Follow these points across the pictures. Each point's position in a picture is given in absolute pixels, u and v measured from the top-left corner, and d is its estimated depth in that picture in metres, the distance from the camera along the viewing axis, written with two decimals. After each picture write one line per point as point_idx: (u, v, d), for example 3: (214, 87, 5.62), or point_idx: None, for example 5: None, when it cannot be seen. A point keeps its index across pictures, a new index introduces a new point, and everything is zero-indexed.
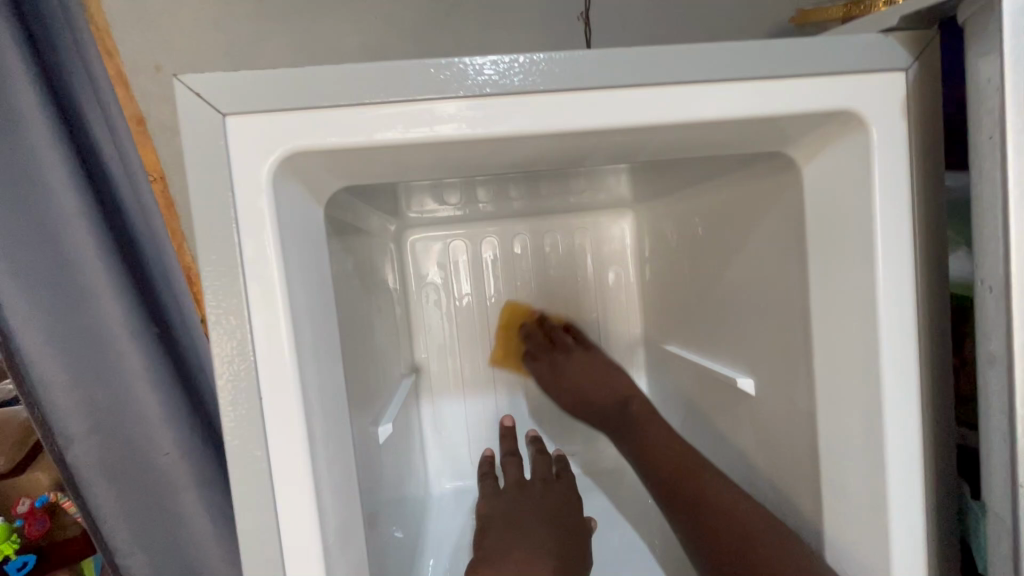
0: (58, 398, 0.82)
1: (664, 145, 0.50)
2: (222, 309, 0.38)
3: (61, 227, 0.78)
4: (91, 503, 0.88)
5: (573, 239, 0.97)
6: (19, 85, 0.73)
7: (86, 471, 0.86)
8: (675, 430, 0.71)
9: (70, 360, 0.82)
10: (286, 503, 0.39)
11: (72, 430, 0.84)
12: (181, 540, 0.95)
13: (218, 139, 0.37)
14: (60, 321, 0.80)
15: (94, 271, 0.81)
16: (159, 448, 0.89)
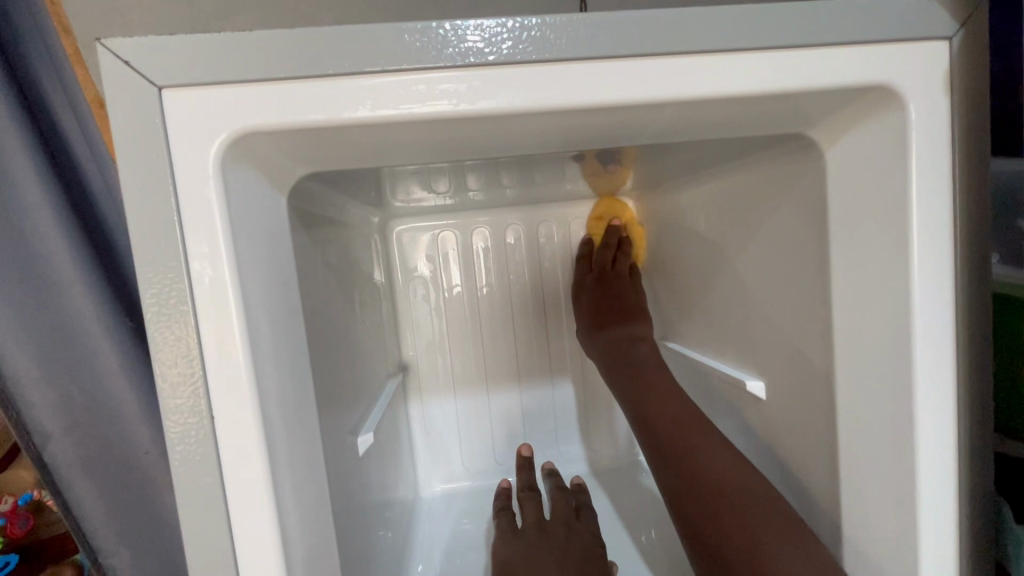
0: (31, 395, 0.77)
1: (670, 126, 0.44)
2: (164, 316, 0.33)
3: (22, 215, 0.72)
4: (72, 500, 0.82)
5: (569, 230, 0.92)
6: None
7: (66, 471, 0.81)
8: (687, 412, 0.58)
9: (41, 357, 0.76)
10: (244, 536, 0.34)
11: (48, 429, 0.78)
12: (168, 541, 0.90)
13: (154, 117, 0.32)
14: (29, 308, 0.74)
15: (63, 261, 0.75)
16: (138, 446, 0.84)
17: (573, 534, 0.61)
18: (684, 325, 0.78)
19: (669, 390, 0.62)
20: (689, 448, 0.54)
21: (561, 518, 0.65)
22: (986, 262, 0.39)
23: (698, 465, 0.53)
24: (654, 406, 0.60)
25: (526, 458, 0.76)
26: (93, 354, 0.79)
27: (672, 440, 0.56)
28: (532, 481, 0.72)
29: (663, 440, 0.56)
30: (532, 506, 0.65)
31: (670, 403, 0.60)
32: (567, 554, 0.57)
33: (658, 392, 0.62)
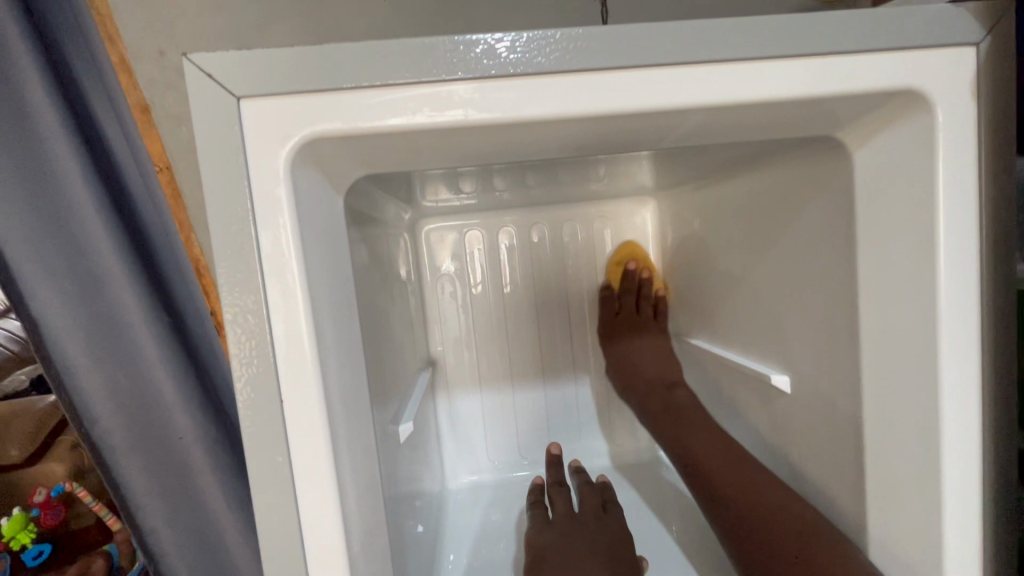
0: (82, 380, 0.81)
1: (704, 128, 0.46)
2: (239, 308, 0.36)
3: (72, 214, 0.76)
4: (119, 479, 0.86)
5: (592, 228, 0.94)
6: (24, 68, 0.70)
7: (114, 451, 0.85)
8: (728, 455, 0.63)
9: (91, 347, 0.80)
10: (309, 513, 0.37)
11: (97, 413, 0.83)
12: (206, 522, 0.94)
13: (232, 124, 0.35)
14: (80, 300, 0.78)
15: (107, 258, 0.78)
16: (175, 433, 0.88)
17: (602, 524, 0.64)
18: (708, 322, 0.80)
19: (711, 433, 0.67)
20: (725, 483, 0.60)
21: (590, 510, 0.67)
22: (1011, 259, 0.40)
23: (738, 497, 0.58)
24: (691, 453, 0.66)
25: (554, 457, 0.79)
26: (136, 346, 0.83)
27: (713, 485, 0.61)
28: (561, 477, 0.75)
29: (709, 472, 0.62)
30: (563, 500, 0.69)
31: (703, 443, 0.66)
32: (599, 541, 0.61)
33: (701, 436, 0.67)
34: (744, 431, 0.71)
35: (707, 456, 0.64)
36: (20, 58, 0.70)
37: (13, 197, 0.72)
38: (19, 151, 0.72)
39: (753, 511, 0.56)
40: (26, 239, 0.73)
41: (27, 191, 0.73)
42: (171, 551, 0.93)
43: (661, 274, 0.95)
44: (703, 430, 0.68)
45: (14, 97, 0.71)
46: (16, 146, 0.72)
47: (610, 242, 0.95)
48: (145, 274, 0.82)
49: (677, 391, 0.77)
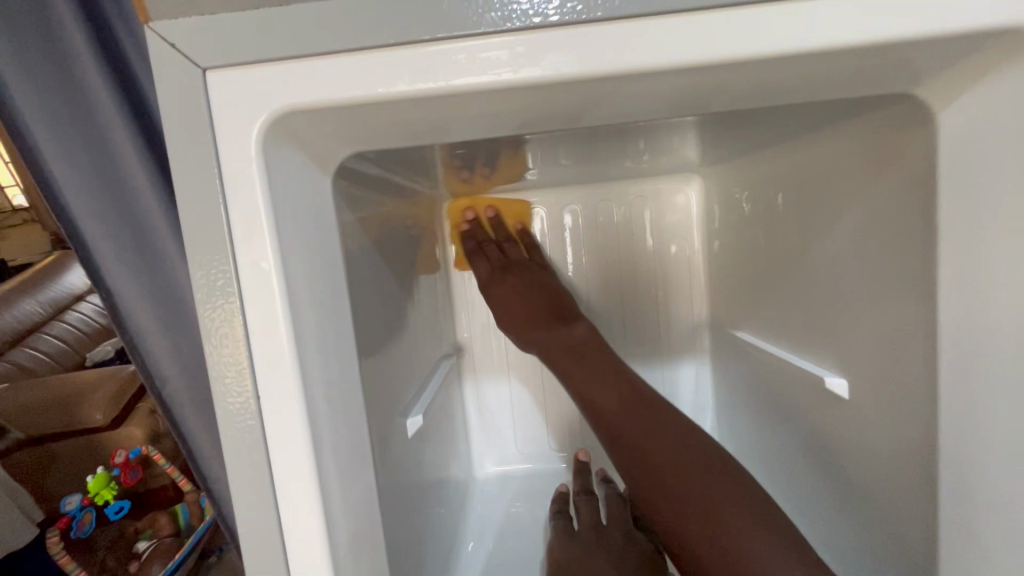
0: (152, 351, 0.74)
1: (747, 89, 0.39)
2: (213, 300, 0.33)
3: (126, 179, 0.65)
4: (195, 447, 0.82)
5: (631, 209, 0.87)
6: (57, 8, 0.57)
7: (185, 421, 0.80)
8: (638, 403, 0.54)
9: (159, 320, 0.73)
10: (291, 517, 0.35)
11: (168, 384, 0.77)
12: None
13: (198, 101, 0.32)
14: (147, 275, 0.70)
15: (165, 229, 0.68)
16: None
17: (631, 540, 0.59)
18: (756, 313, 0.71)
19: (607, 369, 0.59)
20: (637, 431, 0.52)
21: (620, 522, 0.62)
22: None
23: (644, 447, 0.51)
24: (592, 390, 0.57)
25: (582, 464, 0.75)
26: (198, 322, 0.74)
27: (622, 430, 0.52)
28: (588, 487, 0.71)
29: (617, 435, 0.53)
30: (590, 512, 0.65)
31: (612, 389, 0.56)
32: (627, 559, 0.55)
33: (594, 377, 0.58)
34: (794, 435, 0.64)
35: (614, 399, 0.55)
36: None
37: (68, 153, 0.61)
38: (62, 103, 0.60)
39: (668, 465, 0.49)
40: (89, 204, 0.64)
41: (79, 158, 0.62)
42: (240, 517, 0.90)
43: (707, 258, 0.87)
44: (616, 370, 0.59)
45: (51, 44, 0.58)
46: (61, 95, 0.60)
47: (650, 223, 0.88)
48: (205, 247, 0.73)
49: (575, 324, 0.68)
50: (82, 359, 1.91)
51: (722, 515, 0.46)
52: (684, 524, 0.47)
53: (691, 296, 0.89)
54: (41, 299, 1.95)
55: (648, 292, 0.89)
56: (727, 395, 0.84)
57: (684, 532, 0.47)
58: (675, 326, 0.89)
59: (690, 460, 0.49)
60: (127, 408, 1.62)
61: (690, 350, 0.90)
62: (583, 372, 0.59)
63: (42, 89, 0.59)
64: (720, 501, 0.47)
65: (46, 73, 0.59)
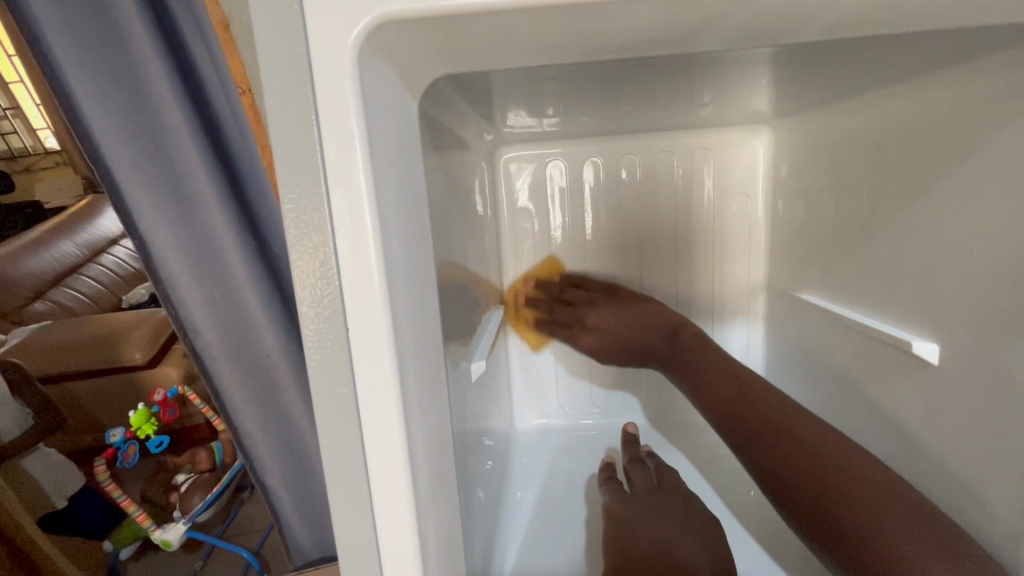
0: (184, 295, 0.84)
1: (880, 10, 0.35)
2: (303, 223, 0.32)
3: (166, 134, 0.74)
4: (218, 388, 0.92)
5: (692, 161, 0.82)
6: None
7: (215, 364, 0.90)
8: (739, 399, 0.64)
9: (189, 267, 0.82)
10: (376, 451, 0.35)
11: (198, 328, 0.87)
12: (294, 434, 1.00)
13: (291, 3, 0.29)
14: (181, 225, 0.79)
15: (200, 180, 0.77)
16: (264, 348, 0.90)
17: (690, 504, 0.59)
18: (826, 275, 0.68)
19: (712, 368, 0.70)
20: (749, 416, 0.61)
21: (674, 485, 0.62)
22: None
23: (754, 427, 0.60)
24: (704, 381, 0.69)
25: (632, 436, 0.75)
26: (228, 266, 0.84)
27: (739, 428, 0.61)
28: (637, 455, 0.71)
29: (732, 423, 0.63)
30: (642, 477, 0.65)
31: (721, 388, 0.67)
32: (689, 525, 0.56)
33: (707, 377, 0.69)
34: (861, 400, 0.62)
35: (727, 401, 0.65)
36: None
37: (116, 117, 0.70)
38: (111, 64, 0.68)
39: (778, 453, 0.56)
40: (130, 159, 0.72)
41: (123, 116, 0.70)
42: (264, 455, 1.00)
43: (769, 217, 0.82)
44: (725, 368, 0.69)
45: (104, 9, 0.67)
46: (109, 60, 0.68)
47: (711, 177, 0.83)
48: (234, 199, 0.82)
49: (679, 335, 0.76)
50: (118, 301, 1.93)
51: (835, 479, 0.51)
52: (801, 497, 0.52)
53: (748, 257, 0.85)
54: (78, 240, 2.00)
55: (702, 250, 0.85)
56: (780, 360, 0.81)
57: (807, 511, 0.52)
58: (729, 286, 0.86)
59: (787, 428, 0.58)
60: (163, 351, 1.67)
61: (743, 313, 0.87)
62: (700, 373, 0.70)
63: (91, 52, 0.66)
64: (833, 473, 0.52)
65: (96, 40, 0.67)
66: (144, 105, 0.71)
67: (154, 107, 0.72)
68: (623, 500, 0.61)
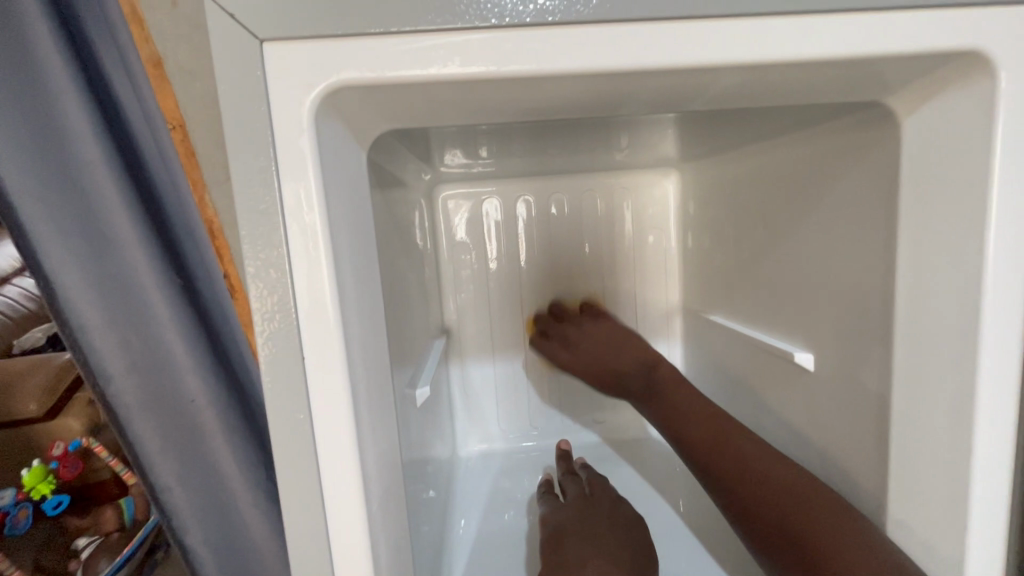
0: (94, 337, 0.80)
1: (740, 89, 0.44)
2: (261, 261, 0.35)
3: (82, 169, 0.74)
4: (134, 437, 0.87)
5: (613, 199, 0.92)
6: (39, 34, 0.69)
7: (129, 412, 0.86)
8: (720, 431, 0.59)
9: (103, 309, 0.79)
10: (329, 474, 0.37)
11: (109, 373, 0.83)
12: (218, 485, 0.95)
13: (256, 70, 0.33)
14: (95, 266, 0.77)
15: (119, 218, 0.77)
16: (188, 392, 0.87)
17: (617, 502, 0.65)
18: (726, 298, 0.78)
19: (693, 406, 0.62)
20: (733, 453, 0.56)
21: (602, 488, 0.68)
22: None
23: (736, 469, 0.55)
24: (682, 430, 0.61)
25: (565, 452, 0.81)
26: (148, 307, 0.82)
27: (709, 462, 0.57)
28: (570, 468, 0.77)
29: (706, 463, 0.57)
30: (574, 486, 0.70)
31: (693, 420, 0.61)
32: (616, 520, 0.61)
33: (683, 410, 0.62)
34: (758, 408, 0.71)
35: (699, 431, 0.60)
36: (30, 8, 0.68)
37: (27, 158, 0.70)
38: (29, 108, 0.70)
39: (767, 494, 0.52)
40: (38, 196, 0.72)
41: (36, 158, 0.71)
42: (183, 509, 0.94)
43: (680, 249, 0.93)
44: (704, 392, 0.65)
45: (25, 59, 0.69)
46: (26, 105, 0.70)
47: (630, 213, 0.93)
48: (159, 239, 0.81)
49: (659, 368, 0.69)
50: (10, 346, 1.76)
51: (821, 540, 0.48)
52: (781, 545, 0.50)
53: (666, 283, 0.95)
54: None
55: (625, 278, 0.94)
56: (696, 377, 0.90)
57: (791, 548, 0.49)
58: (651, 311, 0.95)
59: (777, 481, 0.53)
60: (66, 399, 1.53)
61: (663, 335, 0.96)
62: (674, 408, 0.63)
63: (2, 93, 0.68)
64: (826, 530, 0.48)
65: (12, 83, 0.69)
66: (61, 148, 0.72)
67: (72, 149, 0.73)
68: (557, 509, 0.66)
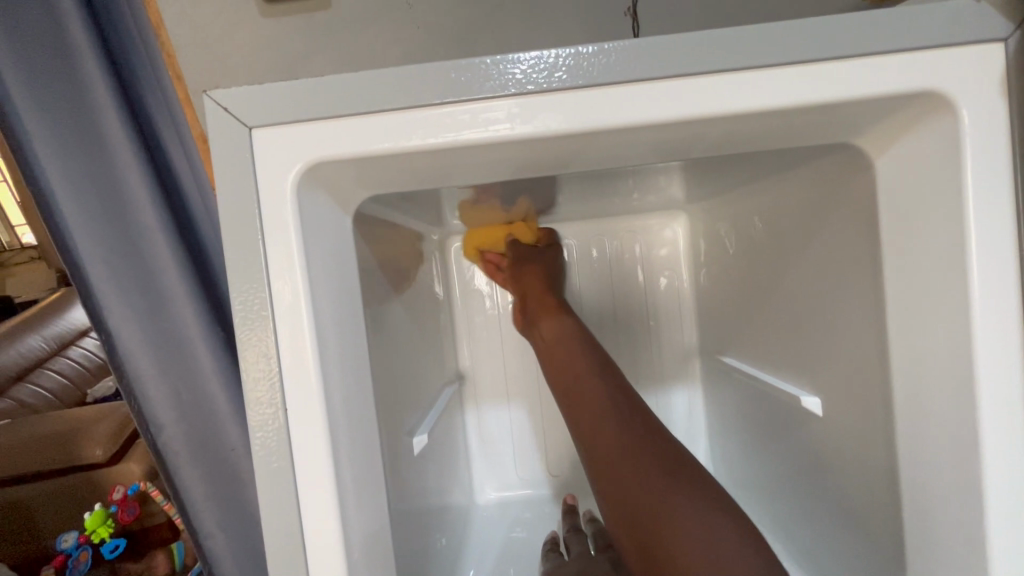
0: (149, 391, 0.87)
1: (707, 141, 0.45)
2: (250, 320, 0.38)
3: (143, 237, 0.82)
4: (181, 486, 0.93)
5: (622, 243, 0.93)
6: (110, 119, 0.77)
7: (177, 462, 0.91)
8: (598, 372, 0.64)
9: (158, 363, 0.86)
10: (311, 520, 0.39)
11: (161, 424, 0.89)
12: (253, 531, 1.00)
13: (246, 153, 0.38)
14: (151, 324, 0.85)
15: (173, 279, 0.85)
16: (229, 442, 0.93)
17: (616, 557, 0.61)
18: (738, 339, 0.76)
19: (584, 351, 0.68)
20: (595, 397, 0.60)
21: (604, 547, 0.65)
22: None
23: (602, 415, 0.59)
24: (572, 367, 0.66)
25: (571, 504, 0.79)
26: (195, 360, 0.89)
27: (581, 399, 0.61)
28: (575, 522, 0.75)
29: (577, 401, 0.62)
30: (579, 544, 0.68)
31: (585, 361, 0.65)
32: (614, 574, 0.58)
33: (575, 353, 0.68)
34: (776, 456, 0.67)
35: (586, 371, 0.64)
36: (103, 98, 0.77)
37: (98, 229, 0.79)
38: (101, 186, 0.78)
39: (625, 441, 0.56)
40: (106, 262, 0.80)
41: (106, 228, 0.79)
42: (223, 556, 0.99)
43: (694, 289, 0.92)
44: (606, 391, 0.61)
45: (99, 143, 0.78)
46: (99, 182, 0.78)
47: (640, 256, 0.93)
48: (205, 297, 0.89)
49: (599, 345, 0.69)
50: (83, 395, 1.94)
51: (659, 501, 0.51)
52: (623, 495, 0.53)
53: (682, 326, 0.93)
54: (45, 333, 1.98)
55: (640, 321, 0.93)
56: (718, 422, 0.87)
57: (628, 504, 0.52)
58: (668, 353, 0.93)
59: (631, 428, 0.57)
60: (126, 446, 1.63)
61: (681, 378, 0.93)
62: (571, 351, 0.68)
63: (82, 173, 0.76)
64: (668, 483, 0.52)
65: (87, 164, 0.77)
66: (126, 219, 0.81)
67: (135, 219, 0.81)
68: (559, 567, 0.64)
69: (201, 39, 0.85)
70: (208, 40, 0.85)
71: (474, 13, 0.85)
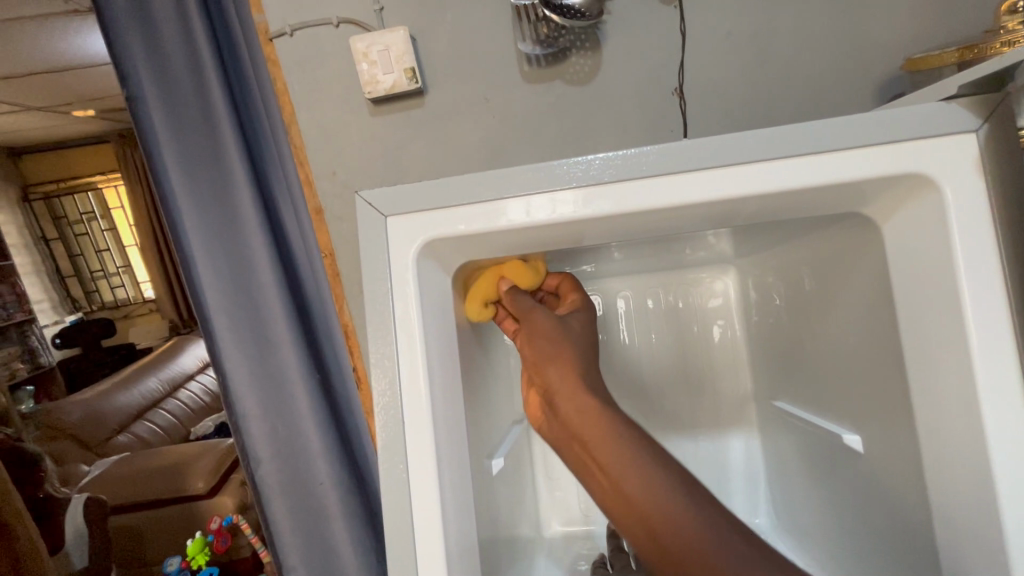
0: (252, 425, 1.06)
1: (738, 212, 0.55)
2: (381, 354, 0.52)
3: (261, 295, 1.02)
4: (271, 510, 1.09)
5: (677, 294, 0.99)
6: (244, 203, 0.99)
7: (270, 488, 1.08)
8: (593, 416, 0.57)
9: (261, 400, 1.05)
10: (419, 512, 0.51)
11: (259, 454, 1.07)
12: (331, 560, 1.12)
13: (382, 233, 0.52)
14: (259, 367, 1.04)
15: (280, 329, 1.03)
16: (316, 475, 1.07)
17: None
18: (788, 382, 0.80)
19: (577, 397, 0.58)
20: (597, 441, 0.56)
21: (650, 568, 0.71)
22: None
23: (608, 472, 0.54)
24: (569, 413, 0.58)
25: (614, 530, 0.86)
26: (293, 400, 1.05)
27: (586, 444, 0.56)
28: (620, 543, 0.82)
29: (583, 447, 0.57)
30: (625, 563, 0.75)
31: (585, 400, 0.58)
32: None
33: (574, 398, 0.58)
34: (829, 495, 0.71)
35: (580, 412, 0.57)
36: (240, 187, 0.99)
37: (227, 291, 1.02)
38: (233, 256, 1.01)
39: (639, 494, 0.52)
40: (229, 315, 1.02)
41: (235, 289, 1.02)
42: None
43: (747, 336, 0.98)
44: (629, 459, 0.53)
45: (236, 222, 1.01)
46: (230, 254, 1.02)
47: (694, 307, 1.00)
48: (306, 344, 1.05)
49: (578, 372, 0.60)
50: (186, 433, 2.20)
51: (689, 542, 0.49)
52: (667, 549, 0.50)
53: (737, 372, 0.98)
54: (160, 376, 2.34)
55: (697, 367, 0.99)
56: (776, 465, 0.90)
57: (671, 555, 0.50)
58: (724, 398, 0.98)
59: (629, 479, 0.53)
60: (222, 480, 1.83)
61: (739, 422, 0.97)
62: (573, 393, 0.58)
63: (218, 248, 1.01)
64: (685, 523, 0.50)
65: (225, 241, 1.01)
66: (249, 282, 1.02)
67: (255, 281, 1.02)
68: None
69: (320, 131, 1.05)
70: (326, 131, 1.05)
71: (541, 103, 1.02)
